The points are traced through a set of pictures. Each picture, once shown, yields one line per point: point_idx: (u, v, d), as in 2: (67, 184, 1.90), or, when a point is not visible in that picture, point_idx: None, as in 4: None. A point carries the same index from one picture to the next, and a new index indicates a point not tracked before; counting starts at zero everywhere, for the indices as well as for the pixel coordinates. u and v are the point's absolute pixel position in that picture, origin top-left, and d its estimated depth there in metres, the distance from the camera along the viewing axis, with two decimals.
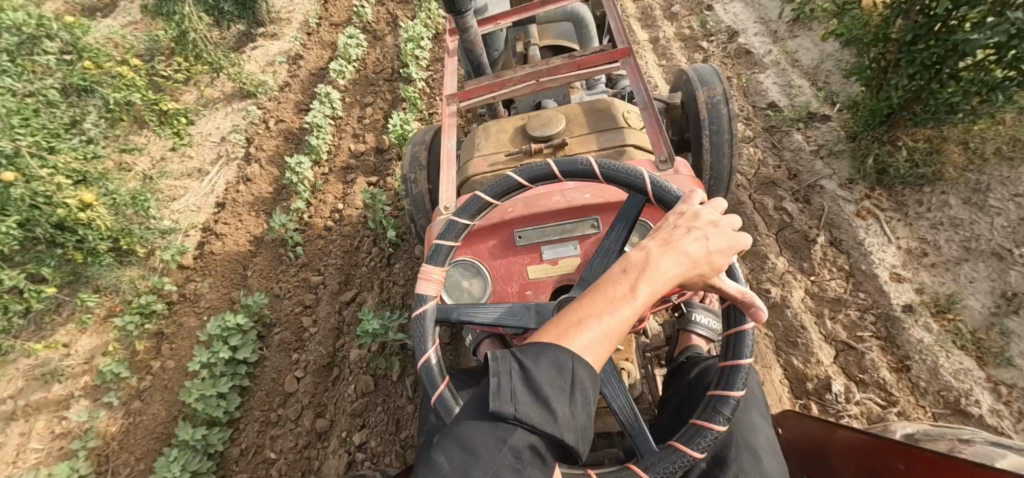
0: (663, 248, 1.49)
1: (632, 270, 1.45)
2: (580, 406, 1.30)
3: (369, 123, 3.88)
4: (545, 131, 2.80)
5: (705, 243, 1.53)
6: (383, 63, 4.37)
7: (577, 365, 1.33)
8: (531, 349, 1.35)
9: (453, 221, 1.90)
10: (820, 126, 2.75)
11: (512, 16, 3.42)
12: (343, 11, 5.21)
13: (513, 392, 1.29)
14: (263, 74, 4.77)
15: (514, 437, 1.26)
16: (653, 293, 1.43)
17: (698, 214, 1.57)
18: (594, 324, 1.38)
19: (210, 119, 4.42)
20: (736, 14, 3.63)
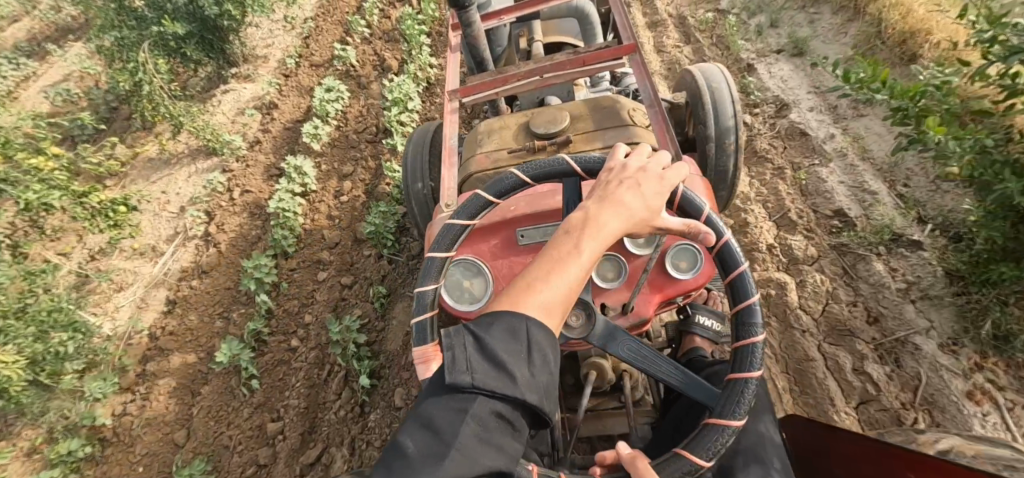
0: (602, 203, 1.43)
1: (574, 230, 1.38)
2: (538, 366, 1.24)
3: (348, 201, 3.27)
4: (548, 126, 2.57)
5: (640, 193, 1.46)
6: (365, 119, 3.78)
7: (530, 326, 1.27)
8: (482, 322, 1.28)
9: (453, 221, 1.64)
10: (907, 255, 2.17)
11: (515, 11, 3.24)
12: (325, 53, 4.63)
13: (468, 361, 1.23)
14: (232, 128, 4.20)
15: (475, 405, 1.18)
16: (599, 249, 1.36)
17: (626, 165, 1.52)
18: (543, 287, 1.30)
19: (171, 184, 3.94)
20: (785, 80, 3.02)
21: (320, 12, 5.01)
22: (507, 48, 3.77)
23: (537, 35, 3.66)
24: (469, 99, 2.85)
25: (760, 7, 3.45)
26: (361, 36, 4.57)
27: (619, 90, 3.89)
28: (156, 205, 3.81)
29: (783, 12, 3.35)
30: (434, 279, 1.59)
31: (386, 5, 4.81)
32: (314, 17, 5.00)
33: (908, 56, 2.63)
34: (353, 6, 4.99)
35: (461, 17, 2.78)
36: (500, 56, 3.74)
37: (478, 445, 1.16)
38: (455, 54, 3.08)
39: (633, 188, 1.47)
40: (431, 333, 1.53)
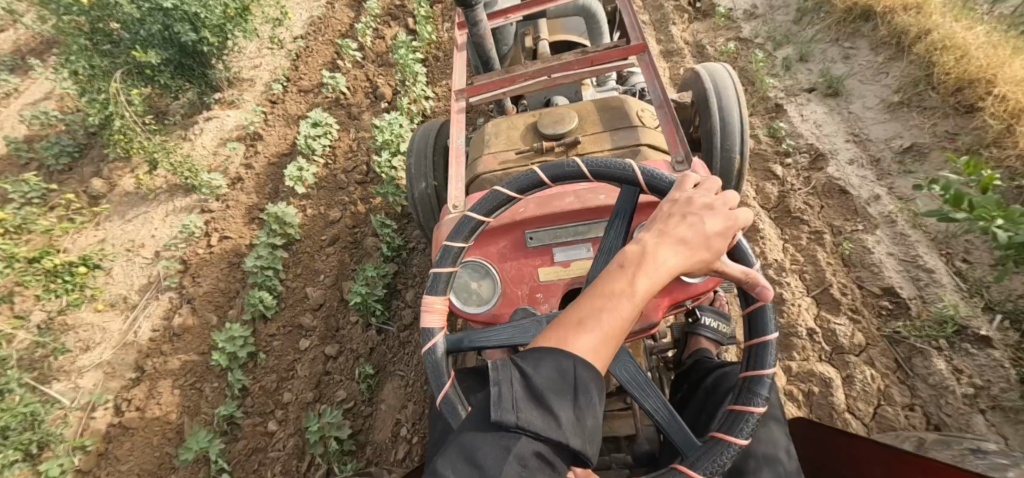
0: (660, 237, 1.38)
1: (631, 265, 1.35)
2: (584, 409, 1.23)
3: (334, 252, 2.98)
4: (556, 127, 2.56)
5: (700, 230, 1.41)
6: (354, 156, 3.48)
7: (579, 367, 1.26)
8: (532, 355, 1.27)
9: (500, 190, 1.71)
10: (973, 353, 1.88)
11: (521, 9, 3.18)
12: (314, 79, 4.32)
13: (514, 398, 1.21)
14: (211, 161, 3.89)
15: (519, 445, 1.17)
16: (653, 288, 1.34)
17: (691, 199, 1.45)
18: (594, 324, 1.30)
19: (147, 225, 3.66)
20: (820, 125, 2.70)
21: (312, 30, 4.85)
22: (513, 47, 3.58)
23: (543, 34, 3.58)
24: (478, 98, 2.80)
25: (788, 38, 3.14)
26: (353, 61, 4.26)
27: (626, 89, 3.71)
28: (132, 246, 3.55)
29: (814, 44, 3.03)
30: (463, 238, 1.70)
31: (380, 26, 4.57)
32: (305, 39, 4.79)
33: (974, 115, 2.35)
34: (345, 24, 4.87)
35: (468, 14, 2.76)
36: (506, 54, 3.53)
37: None
38: (462, 53, 3.07)
39: (693, 225, 1.41)
40: (442, 285, 1.65)
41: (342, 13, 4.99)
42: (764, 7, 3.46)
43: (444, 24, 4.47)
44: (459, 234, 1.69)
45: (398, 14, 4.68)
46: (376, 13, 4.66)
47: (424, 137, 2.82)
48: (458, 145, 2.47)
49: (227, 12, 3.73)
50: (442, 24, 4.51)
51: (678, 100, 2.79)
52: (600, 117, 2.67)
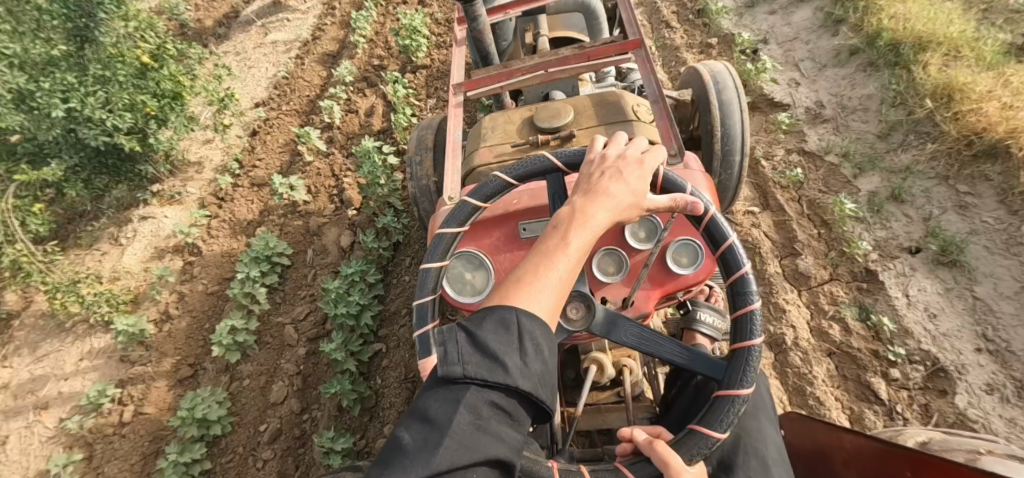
0: (588, 198, 1.39)
1: (563, 223, 1.36)
2: (531, 356, 1.17)
3: (273, 457, 2.27)
4: (552, 120, 2.41)
5: (625, 186, 1.43)
6: (308, 292, 2.75)
7: (522, 319, 1.20)
8: (475, 316, 1.21)
9: (442, 232, 1.56)
10: None
11: (522, 5, 3.10)
12: (270, 166, 3.57)
13: (460, 352, 1.16)
14: (141, 284, 3.16)
15: (467, 395, 1.12)
16: (587, 240, 1.34)
17: (606, 158, 1.49)
18: (535, 280, 1.26)
19: (57, 373, 2.93)
20: (934, 314, 1.99)
21: (276, 95, 4.22)
22: (513, 42, 3.45)
23: (543, 30, 3.28)
24: (476, 92, 2.74)
25: (874, 161, 2.40)
26: (317, 151, 3.47)
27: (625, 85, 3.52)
28: (34, 406, 2.82)
29: (913, 178, 2.30)
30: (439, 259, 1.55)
31: (351, 97, 3.82)
32: (265, 110, 4.10)
33: None
34: (315, 88, 4.19)
35: (468, 9, 2.59)
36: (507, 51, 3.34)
37: (476, 433, 1.09)
38: (463, 49, 2.96)
39: (615, 180, 1.44)
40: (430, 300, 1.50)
41: (311, 74, 4.33)
42: (833, 107, 2.69)
43: (430, 97, 3.77)
44: (434, 256, 1.54)
45: (374, 78, 3.98)
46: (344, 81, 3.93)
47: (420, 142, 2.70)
48: (454, 140, 2.36)
49: (145, 109, 2.77)
50: (425, 98, 3.78)
51: (678, 100, 2.63)
52: (596, 111, 2.54)
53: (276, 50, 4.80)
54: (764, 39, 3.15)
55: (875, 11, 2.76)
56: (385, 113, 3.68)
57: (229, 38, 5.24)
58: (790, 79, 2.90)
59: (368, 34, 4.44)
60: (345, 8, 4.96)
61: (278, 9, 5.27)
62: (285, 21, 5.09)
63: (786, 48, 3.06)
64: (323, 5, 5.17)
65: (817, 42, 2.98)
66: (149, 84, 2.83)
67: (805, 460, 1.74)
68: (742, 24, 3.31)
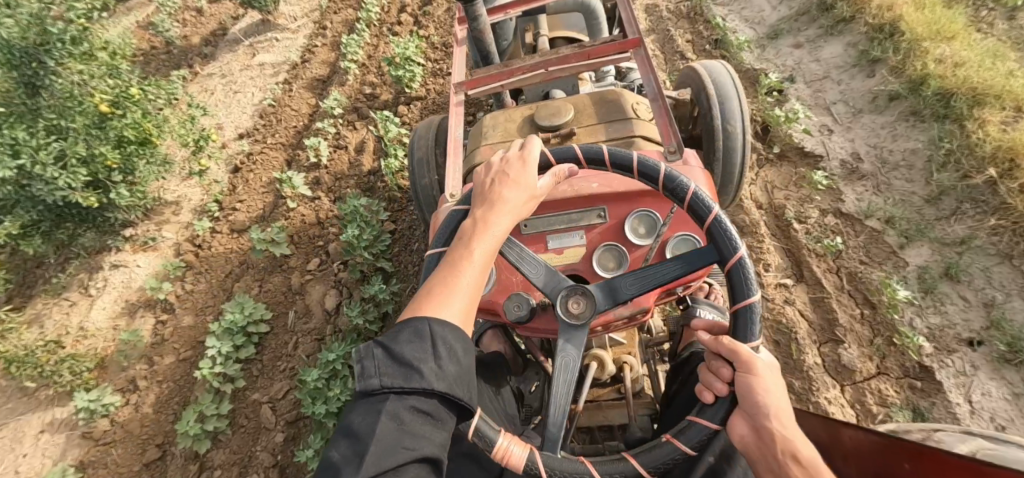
0: (487, 207, 1.46)
1: (466, 235, 1.42)
2: (446, 357, 1.21)
3: None
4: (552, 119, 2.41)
5: (520, 188, 1.51)
6: (288, 366, 2.50)
7: (433, 325, 1.24)
8: (389, 333, 1.24)
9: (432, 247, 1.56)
10: None
11: (524, 3, 3.02)
12: (250, 208, 3.30)
13: (376, 365, 1.19)
14: (109, 344, 2.90)
15: (388, 404, 1.15)
16: (490, 247, 1.40)
17: (494, 164, 1.56)
18: (446, 290, 1.31)
19: (14, 447, 2.68)
20: (1000, 426, 1.77)
21: (262, 125, 3.97)
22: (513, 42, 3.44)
23: (544, 30, 3.24)
24: (476, 91, 2.68)
25: (924, 230, 2.15)
26: (301, 197, 3.19)
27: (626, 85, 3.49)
28: None
29: (969, 255, 2.06)
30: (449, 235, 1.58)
31: (340, 131, 3.54)
32: (249, 142, 3.85)
33: None
34: (303, 118, 3.94)
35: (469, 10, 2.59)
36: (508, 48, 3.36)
37: (399, 439, 1.12)
38: (463, 48, 2.92)
39: (510, 185, 1.51)
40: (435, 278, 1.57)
41: (298, 102, 4.07)
42: (871, 160, 2.42)
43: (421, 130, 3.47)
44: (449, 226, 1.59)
45: (365, 108, 3.73)
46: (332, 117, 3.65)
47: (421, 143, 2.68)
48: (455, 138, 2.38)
49: (105, 162, 2.49)
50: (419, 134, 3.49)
51: (678, 98, 2.59)
52: (595, 109, 2.54)
53: (263, 73, 4.55)
54: (790, 77, 2.87)
55: (919, 53, 2.48)
56: (377, 149, 3.41)
57: (215, 58, 5.00)
58: (822, 124, 2.62)
59: (360, 59, 4.19)
60: (337, 27, 4.73)
61: (267, 27, 5.03)
62: (274, 41, 4.85)
63: (815, 87, 2.78)
64: (313, 23, 4.92)
65: (851, 82, 2.71)
66: (110, 135, 2.53)
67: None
68: (764, 58, 3.04)
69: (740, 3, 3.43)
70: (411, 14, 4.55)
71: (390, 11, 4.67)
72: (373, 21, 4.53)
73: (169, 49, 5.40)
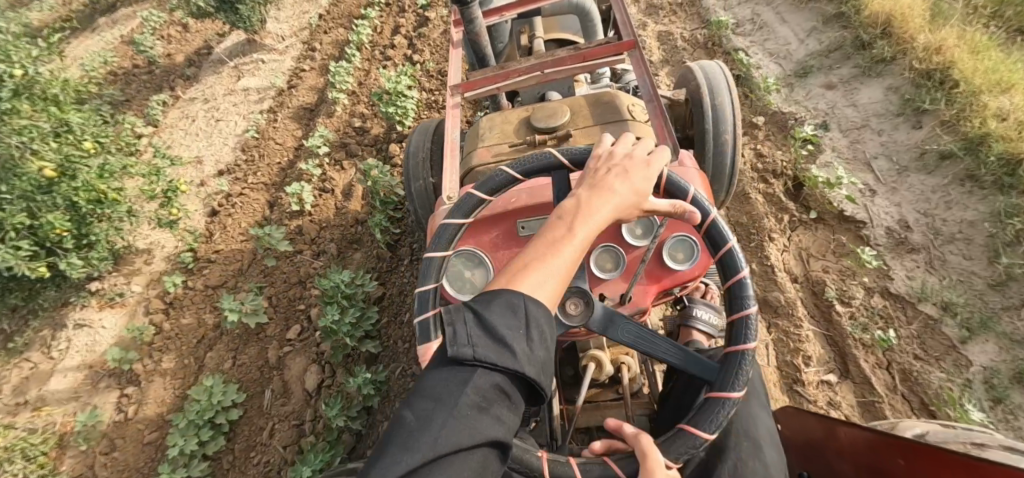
0: (594, 189, 1.26)
1: (567, 212, 1.23)
2: (538, 342, 1.06)
3: None
4: (549, 120, 2.39)
5: (636, 177, 1.30)
6: (263, 459, 2.24)
7: (528, 303, 1.09)
8: (481, 298, 1.10)
9: (446, 221, 1.47)
10: None
11: (518, 6, 2.90)
12: (227, 259, 3.02)
13: (467, 332, 1.05)
14: (67, 419, 2.62)
15: (474, 378, 1.01)
16: (594, 232, 1.20)
17: (614, 152, 1.34)
18: (540, 266, 1.14)
19: None
20: None
21: (243, 161, 3.68)
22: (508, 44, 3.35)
23: (540, 32, 3.17)
24: (471, 93, 2.59)
25: (988, 322, 1.90)
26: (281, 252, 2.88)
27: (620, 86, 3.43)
28: None
29: None
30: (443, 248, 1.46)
31: (326, 172, 3.25)
32: (229, 180, 3.56)
33: None
34: (287, 153, 3.65)
35: (465, 13, 2.50)
36: (503, 52, 3.30)
37: (477, 419, 0.99)
38: (456, 50, 2.79)
39: (624, 174, 1.30)
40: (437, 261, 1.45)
41: (283, 135, 3.78)
42: (922, 230, 2.15)
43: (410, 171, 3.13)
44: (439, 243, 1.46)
45: (352, 142, 3.44)
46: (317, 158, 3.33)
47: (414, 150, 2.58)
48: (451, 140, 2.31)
49: (53, 229, 2.48)
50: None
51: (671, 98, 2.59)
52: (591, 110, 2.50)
53: (247, 99, 4.27)
54: (825, 123, 2.58)
55: (976, 108, 2.23)
56: (366, 192, 3.09)
57: (198, 80, 4.71)
58: (863, 183, 2.34)
59: (350, 86, 3.89)
60: (327, 49, 4.45)
61: (252, 47, 4.75)
62: (260, 63, 4.57)
63: (853, 137, 2.49)
64: (302, 44, 4.66)
65: (893, 133, 2.43)
66: (58, 205, 2.48)
67: (800, 452, 1.73)
68: (793, 100, 2.75)
69: (764, 33, 3.14)
70: (405, 36, 4.27)
71: (383, 32, 4.40)
72: (364, 44, 4.25)
73: (152, 69, 5.15)
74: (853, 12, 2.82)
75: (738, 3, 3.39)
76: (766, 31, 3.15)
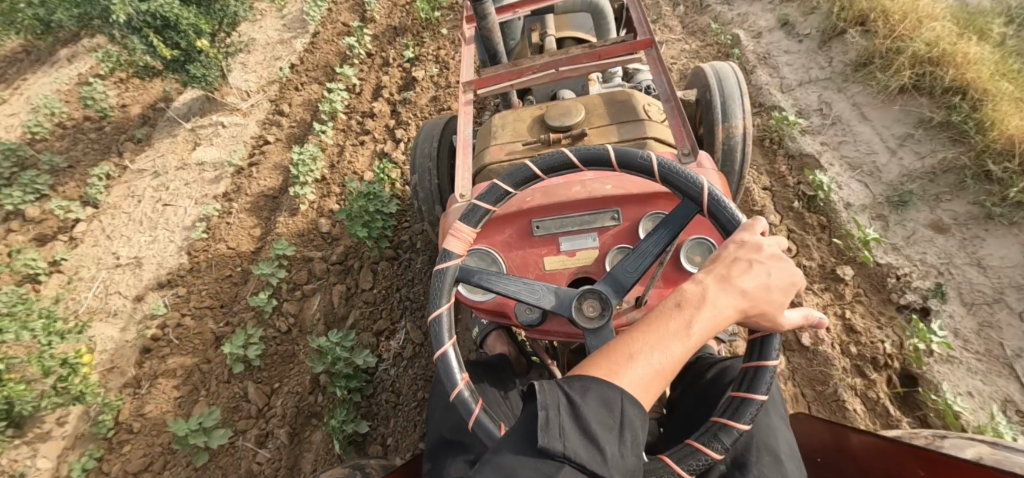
0: (722, 281, 1.15)
1: (688, 301, 1.12)
2: (630, 447, 0.98)
3: None
4: (562, 119, 2.09)
5: (766, 279, 1.18)
6: None
7: (626, 400, 1.01)
8: (578, 381, 1.03)
9: (496, 184, 1.42)
10: None
11: (534, 2, 2.56)
12: (155, 425, 2.42)
13: (560, 423, 0.97)
14: None
15: (560, 476, 0.93)
16: (709, 330, 1.10)
17: (759, 244, 1.21)
18: (646, 359, 1.05)
19: None
20: None
21: (188, 271, 3.02)
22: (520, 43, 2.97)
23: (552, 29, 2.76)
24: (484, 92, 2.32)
25: None
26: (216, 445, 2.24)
27: (633, 85, 2.84)
28: None
29: None
30: (488, 204, 1.42)
31: (284, 302, 2.61)
32: (168, 299, 2.91)
33: None
34: (243, 258, 3.00)
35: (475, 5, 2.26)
36: (513, 51, 2.86)
37: None
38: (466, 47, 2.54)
39: (753, 272, 1.18)
40: (478, 218, 1.43)
41: (235, 234, 3.11)
42: None
43: (389, 302, 2.49)
44: (487, 198, 1.42)
45: (321, 252, 2.80)
46: (268, 288, 2.64)
47: (421, 152, 2.41)
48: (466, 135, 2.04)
49: None
50: (393, 327, 2.41)
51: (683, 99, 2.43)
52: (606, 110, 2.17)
53: (202, 177, 3.59)
54: (941, 289, 1.93)
55: None
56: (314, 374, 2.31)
57: (150, 144, 4.04)
58: (1003, 396, 1.74)
59: (321, 169, 3.23)
60: (296, 113, 3.77)
61: (213, 107, 4.08)
62: (219, 128, 3.90)
63: (982, 317, 1.87)
64: (269, 103, 3.98)
65: None
66: None
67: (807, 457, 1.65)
68: (890, 244, 2.08)
69: (837, 132, 2.45)
70: (387, 101, 3.60)
71: (362, 94, 3.72)
72: (339, 113, 3.56)
73: (102, 124, 4.48)
74: (971, 125, 2.14)
75: (799, 85, 2.69)
76: (841, 127, 2.45)
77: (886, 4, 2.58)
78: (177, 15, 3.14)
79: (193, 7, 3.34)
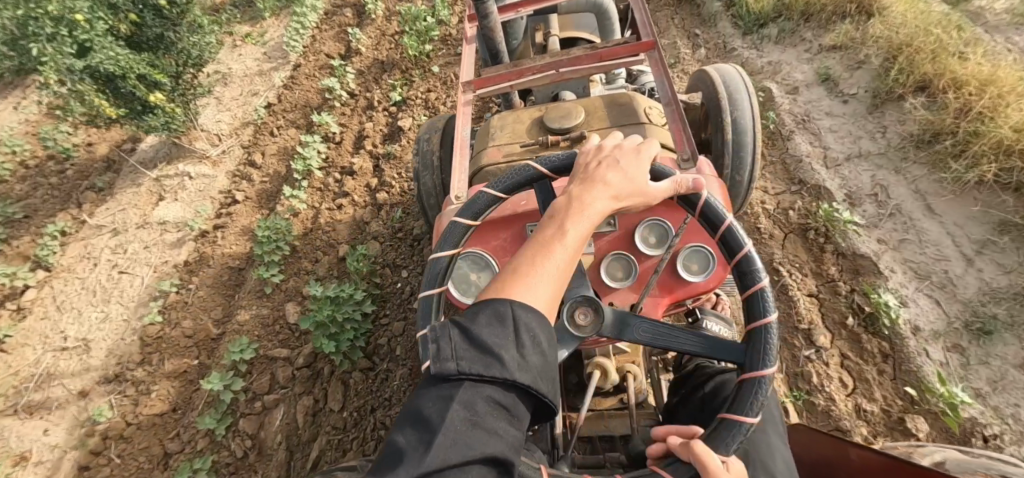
0: (585, 184, 1.12)
1: (556, 212, 1.08)
2: (530, 346, 0.92)
3: None
4: (563, 120, 1.71)
5: (626, 172, 1.14)
6: None
7: (517, 308, 0.95)
8: (468, 311, 0.97)
9: (456, 219, 1.24)
10: None
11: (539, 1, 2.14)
12: None
13: (450, 347, 0.92)
14: None
15: (460, 392, 0.88)
16: (587, 228, 1.05)
17: (601, 146, 1.20)
18: (530, 273, 0.99)
19: None
20: None
21: (139, 363, 2.66)
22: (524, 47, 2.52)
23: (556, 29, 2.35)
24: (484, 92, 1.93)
25: None
26: None
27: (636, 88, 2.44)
28: None
29: None
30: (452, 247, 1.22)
31: (242, 418, 2.24)
32: (115, 398, 2.54)
33: None
34: (203, 346, 2.64)
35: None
36: (515, 52, 2.42)
37: (468, 436, 0.86)
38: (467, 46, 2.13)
39: (613, 169, 1.15)
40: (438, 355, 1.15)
41: (192, 317, 2.76)
42: None
43: (367, 422, 2.15)
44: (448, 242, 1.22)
45: (290, 348, 2.42)
46: (220, 405, 2.28)
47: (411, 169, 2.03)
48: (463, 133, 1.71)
49: None
50: None
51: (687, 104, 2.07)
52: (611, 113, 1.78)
53: (163, 239, 3.21)
54: None
55: None
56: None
57: (113, 194, 3.60)
58: None
59: (296, 234, 2.85)
60: (270, 165, 3.40)
61: (179, 152, 3.67)
62: (185, 179, 3.50)
63: None
64: (241, 150, 3.60)
65: None
66: None
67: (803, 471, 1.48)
68: (973, 391, 1.74)
69: (900, 226, 2.06)
70: (370, 153, 3.21)
71: (343, 143, 3.33)
72: (314, 169, 3.17)
73: (64, 166, 4.07)
74: None
75: (846, 159, 2.28)
76: (902, 220, 2.07)
77: (955, 70, 2.18)
78: (124, 68, 2.75)
79: (146, 55, 2.92)
